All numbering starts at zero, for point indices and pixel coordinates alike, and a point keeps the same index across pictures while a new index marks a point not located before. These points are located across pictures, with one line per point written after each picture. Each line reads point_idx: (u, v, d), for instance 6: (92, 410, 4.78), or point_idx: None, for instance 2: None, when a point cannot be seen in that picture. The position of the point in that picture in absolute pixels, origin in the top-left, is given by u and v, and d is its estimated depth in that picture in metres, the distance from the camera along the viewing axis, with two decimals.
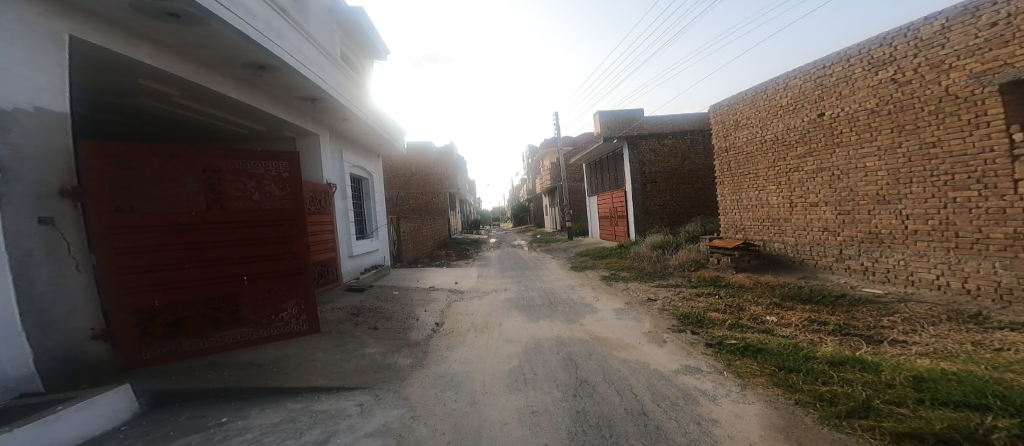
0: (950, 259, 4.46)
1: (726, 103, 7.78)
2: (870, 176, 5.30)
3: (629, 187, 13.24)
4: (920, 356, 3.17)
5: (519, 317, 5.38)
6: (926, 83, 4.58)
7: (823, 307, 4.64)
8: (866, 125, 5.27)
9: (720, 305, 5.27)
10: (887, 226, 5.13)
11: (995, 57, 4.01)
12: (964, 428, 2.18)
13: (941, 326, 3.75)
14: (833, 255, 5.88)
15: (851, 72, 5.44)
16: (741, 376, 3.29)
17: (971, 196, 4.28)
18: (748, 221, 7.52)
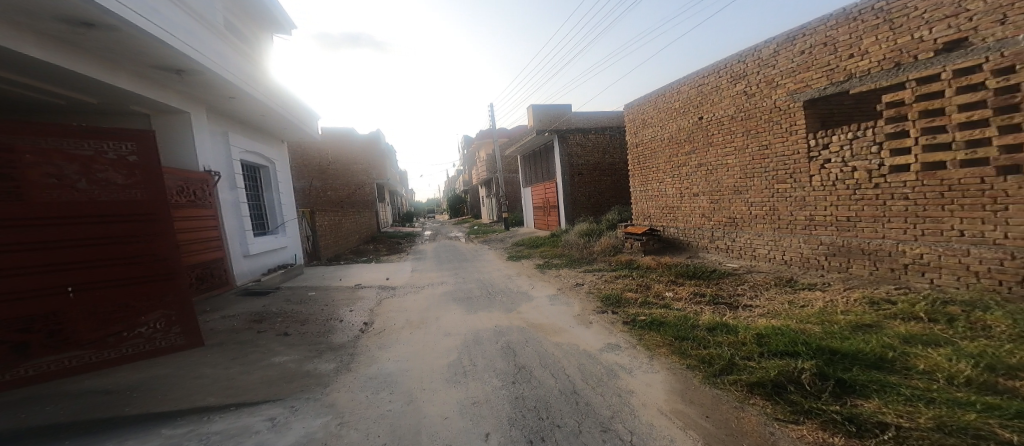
0: (776, 237, 5.51)
1: (635, 103, 8.41)
2: (729, 171, 6.24)
3: (560, 179, 13.81)
4: (761, 317, 3.82)
5: (457, 310, 5.42)
6: (764, 96, 5.53)
7: (702, 281, 5.38)
8: (728, 129, 6.15)
9: (633, 285, 5.83)
10: (740, 212, 6.10)
11: (801, 79, 5.03)
12: (787, 372, 2.72)
13: (772, 289, 4.58)
14: (707, 237, 6.77)
15: (719, 82, 6.25)
16: (650, 348, 3.70)
17: (786, 186, 5.33)
18: (652, 209, 8.31)
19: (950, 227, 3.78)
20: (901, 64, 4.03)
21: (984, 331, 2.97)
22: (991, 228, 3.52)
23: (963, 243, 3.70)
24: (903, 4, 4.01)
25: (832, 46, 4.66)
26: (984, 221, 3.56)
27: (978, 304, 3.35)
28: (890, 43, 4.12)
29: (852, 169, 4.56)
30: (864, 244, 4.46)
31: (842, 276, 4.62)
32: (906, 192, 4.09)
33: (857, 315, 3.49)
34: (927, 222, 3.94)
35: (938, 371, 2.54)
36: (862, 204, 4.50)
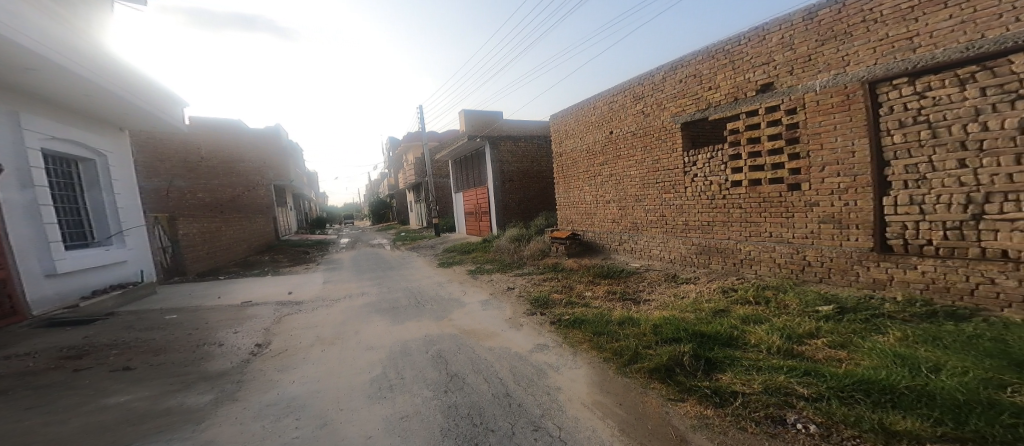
0: (664, 238, 6.44)
1: (559, 114, 8.89)
2: (631, 181, 7.00)
3: (490, 185, 14.03)
4: (657, 309, 4.60)
5: (380, 321, 5.25)
6: (655, 116, 6.33)
7: (615, 280, 5.98)
8: (631, 144, 6.88)
9: (558, 286, 6.19)
10: (638, 218, 6.94)
11: (679, 104, 5.92)
12: (673, 356, 3.29)
13: (662, 284, 5.49)
14: (617, 239, 7.47)
15: (625, 102, 6.91)
16: (574, 345, 3.98)
17: (670, 195, 6.26)
18: (573, 215, 8.84)
19: (765, 230, 5.04)
20: (738, 98, 5.16)
21: (783, 307, 4.07)
22: (785, 230, 4.82)
23: (771, 241, 4.97)
24: (740, 50, 5.07)
25: (698, 79, 5.60)
26: (782, 224, 4.85)
27: (779, 287, 4.55)
28: (732, 80, 5.19)
29: (710, 182, 5.65)
30: (717, 243, 5.59)
31: (705, 271, 5.67)
32: (741, 202, 5.27)
33: (713, 301, 4.52)
34: (752, 225, 5.18)
35: (763, 343, 3.37)
36: (714, 212, 5.63)
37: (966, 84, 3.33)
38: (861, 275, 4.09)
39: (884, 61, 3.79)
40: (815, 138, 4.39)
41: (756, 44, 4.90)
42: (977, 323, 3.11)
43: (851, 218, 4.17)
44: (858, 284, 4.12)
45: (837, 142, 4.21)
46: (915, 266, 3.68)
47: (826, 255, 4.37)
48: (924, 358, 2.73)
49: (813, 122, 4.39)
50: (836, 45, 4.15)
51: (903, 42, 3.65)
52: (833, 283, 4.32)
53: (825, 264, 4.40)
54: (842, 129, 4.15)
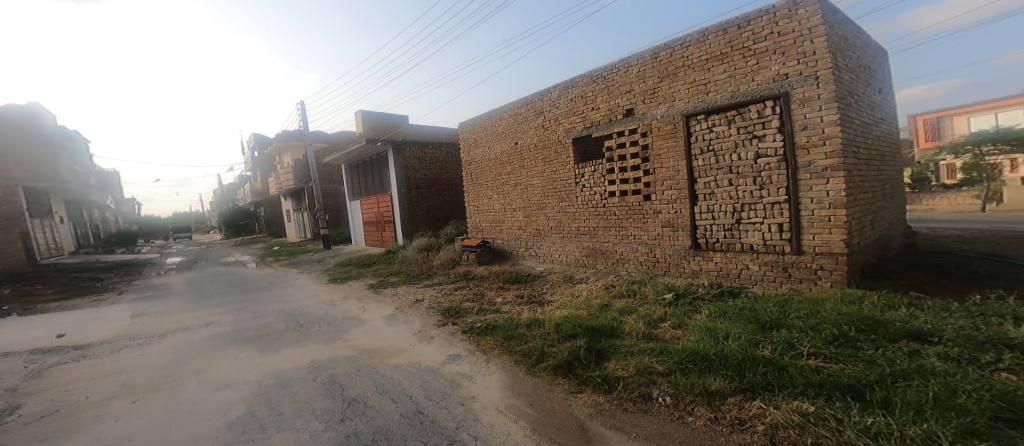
0: (560, 243, 6.95)
1: (468, 122, 8.95)
2: (534, 190, 7.38)
3: (394, 192, 13.48)
4: (560, 308, 4.95)
5: (257, 351, 4.62)
6: (552, 131, 6.81)
7: (524, 284, 6.24)
8: (533, 155, 7.28)
9: (470, 294, 6.20)
10: (541, 225, 7.35)
11: (570, 121, 6.46)
12: (575, 351, 3.76)
13: (565, 285, 5.92)
14: (524, 246, 7.80)
15: (527, 115, 7.29)
16: (487, 352, 4.07)
17: (565, 204, 6.77)
18: (483, 223, 8.98)
19: (630, 233, 5.82)
20: (611, 120, 5.85)
21: (643, 297, 4.93)
22: (642, 232, 5.65)
23: (632, 243, 5.79)
24: (612, 77, 5.75)
25: (584, 99, 6.21)
26: (641, 228, 5.67)
27: (642, 280, 5.37)
28: (609, 102, 5.83)
29: (594, 192, 6.28)
30: (600, 247, 6.24)
31: (592, 271, 6.29)
32: (614, 210, 5.96)
33: (597, 297, 5.13)
34: (620, 229, 5.93)
35: (637, 331, 4.12)
36: (596, 219, 6.28)
37: (732, 124, 4.60)
38: (686, 267, 5.17)
39: (692, 101, 4.89)
40: (656, 159, 5.33)
41: (622, 73, 5.61)
42: (742, 298, 4.36)
43: (679, 223, 5.20)
44: (688, 274, 5.18)
45: (669, 163, 5.20)
46: (712, 259, 4.90)
47: (667, 252, 5.35)
48: (723, 329, 3.77)
49: (656, 145, 5.31)
50: (668, 83, 5.10)
51: (701, 88, 4.78)
52: (671, 275, 5.32)
53: (667, 260, 5.38)
54: (672, 153, 5.13)
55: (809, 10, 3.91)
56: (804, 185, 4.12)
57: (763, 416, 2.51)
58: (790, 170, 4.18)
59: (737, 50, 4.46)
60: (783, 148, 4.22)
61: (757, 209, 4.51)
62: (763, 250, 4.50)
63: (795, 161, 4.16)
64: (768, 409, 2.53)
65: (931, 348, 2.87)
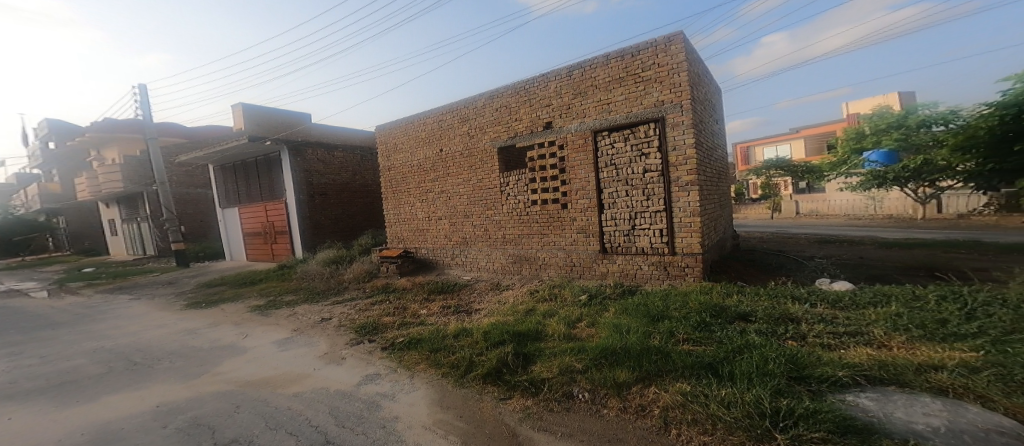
0: (487, 251, 6.98)
1: (387, 126, 8.57)
2: (460, 198, 7.32)
3: (292, 199, 12.22)
4: (488, 317, 4.94)
5: (101, 395, 3.72)
6: (477, 139, 6.85)
7: (450, 294, 6.12)
8: (459, 162, 7.23)
9: (390, 309, 5.88)
10: (467, 233, 7.31)
11: (496, 130, 6.56)
12: (501, 357, 3.82)
13: (493, 293, 5.94)
14: (450, 255, 7.68)
15: (452, 122, 7.25)
16: (410, 368, 3.90)
17: (491, 212, 6.82)
18: (404, 232, 8.63)
19: (550, 240, 6.08)
20: (533, 131, 6.07)
21: (561, 299, 5.19)
22: (561, 239, 5.93)
23: (553, 249, 6.05)
24: (533, 91, 5.98)
25: (507, 109, 6.37)
26: (560, 235, 5.94)
27: (561, 283, 5.64)
28: (532, 114, 6.05)
29: (518, 201, 6.43)
30: (525, 254, 6.39)
31: (518, 278, 6.42)
32: (536, 217, 6.17)
33: (521, 302, 5.26)
34: (541, 236, 6.16)
35: (556, 332, 4.32)
36: (521, 226, 6.42)
37: (627, 141, 5.13)
38: (596, 270, 5.55)
39: (597, 118, 5.31)
40: (571, 170, 5.68)
41: (542, 87, 5.88)
42: (637, 294, 4.86)
43: (590, 229, 5.58)
44: (598, 276, 5.57)
45: (582, 174, 5.57)
46: (615, 261, 5.35)
47: (581, 256, 5.70)
48: (625, 324, 4.29)
49: (570, 158, 5.66)
50: (579, 100, 5.48)
51: (604, 107, 5.23)
52: (585, 277, 5.67)
53: (581, 264, 5.72)
54: (584, 165, 5.51)
55: (679, 47, 4.54)
56: (674, 196, 4.82)
57: (656, 401, 3.00)
58: (665, 183, 4.86)
59: (631, 74, 4.96)
60: (661, 164, 4.87)
61: (645, 216, 5.07)
62: (650, 252, 5.08)
63: (669, 175, 4.83)
64: (660, 393, 3.04)
65: (753, 326, 4.00)
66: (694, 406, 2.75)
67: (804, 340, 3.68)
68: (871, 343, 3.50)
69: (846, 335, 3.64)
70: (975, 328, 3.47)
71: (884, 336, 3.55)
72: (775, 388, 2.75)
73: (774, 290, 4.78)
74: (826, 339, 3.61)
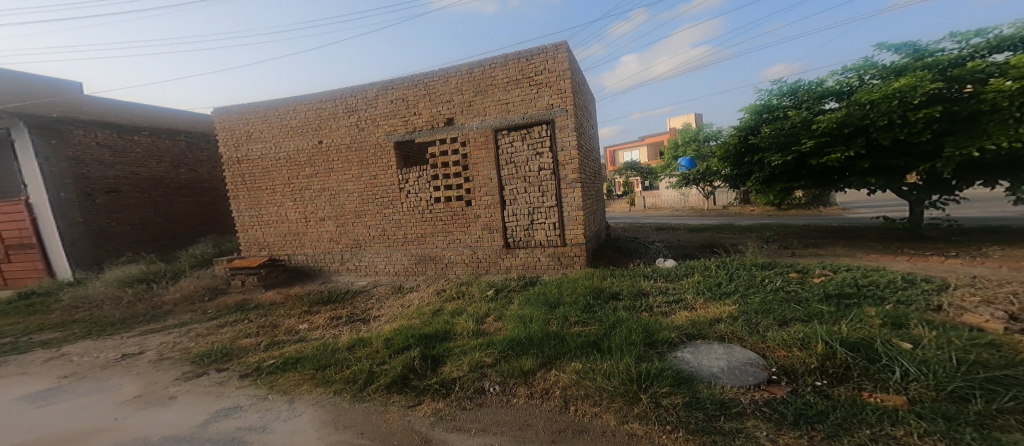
0: (386, 254, 6.58)
1: (233, 109, 7.12)
2: (349, 196, 6.65)
3: (50, 197, 8.66)
4: (388, 322, 4.66)
5: None
6: (370, 132, 6.33)
7: (340, 305, 5.51)
8: (345, 156, 6.55)
9: (252, 328, 4.96)
10: (361, 235, 6.69)
11: (392, 124, 6.20)
12: (406, 363, 3.68)
13: (394, 299, 5.60)
14: (337, 260, 6.91)
15: (335, 111, 6.50)
16: (287, 392, 3.42)
17: (389, 211, 6.44)
18: (271, 237, 7.33)
19: (456, 238, 6.17)
20: (434, 127, 6.04)
21: (469, 296, 5.38)
22: (468, 236, 6.10)
23: (460, 246, 6.16)
24: (432, 85, 5.97)
25: (405, 104, 6.10)
26: (467, 232, 6.09)
27: (468, 281, 5.84)
28: (434, 109, 5.99)
29: (420, 199, 6.27)
30: (431, 254, 6.30)
31: (422, 279, 6.29)
32: (440, 215, 6.17)
33: (428, 305, 5.14)
34: (448, 234, 6.19)
35: (464, 330, 4.38)
36: (426, 225, 6.29)
37: (524, 140, 5.68)
38: (501, 264, 5.95)
39: (497, 117, 5.70)
40: (473, 167, 5.94)
41: (442, 82, 5.91)
42: (539, 285, 5.40)
43: (494, 225, 5.94)
44: (503, 271, 5.99)
45: (484, 171, 5.88)
46: (517, 256, 5.83)
47: (487, 252, 6.00)
48: (528, 315, 4.62)
49: (473, 155, 5.91)
50: (479, 98, 5.75)
51: (503, 106, 5.65)
52: (491, 273, 6.00)
53: (486, 260, 6.01)
54: (485, 162, 5.85)
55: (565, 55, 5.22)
56: (564, 191, 5.58)
57: (557, 382, 3.38)
58: (556, 179, 5.57)
59: (526, 77, 5.49)
60: (551, 164, 5.56)
61: (541, 211, 5.71)
62: (545, 244, 5.75)
63: (558, 172, 5.55)
64: (559, 374, 3.44)
65: (621, 304, 4.78)
66: (587, 383, 3.23)
67: (651, 310, 4.65)
68: (687, 306, 4.67)
69: (672, 302, 4.78)
70: (740, 287, 4.95)
71: (694, 300, 4.74)
72: (636, 356, 3.53)
73: (631, 271, 5.75)
74: (660, 307, 4.68)
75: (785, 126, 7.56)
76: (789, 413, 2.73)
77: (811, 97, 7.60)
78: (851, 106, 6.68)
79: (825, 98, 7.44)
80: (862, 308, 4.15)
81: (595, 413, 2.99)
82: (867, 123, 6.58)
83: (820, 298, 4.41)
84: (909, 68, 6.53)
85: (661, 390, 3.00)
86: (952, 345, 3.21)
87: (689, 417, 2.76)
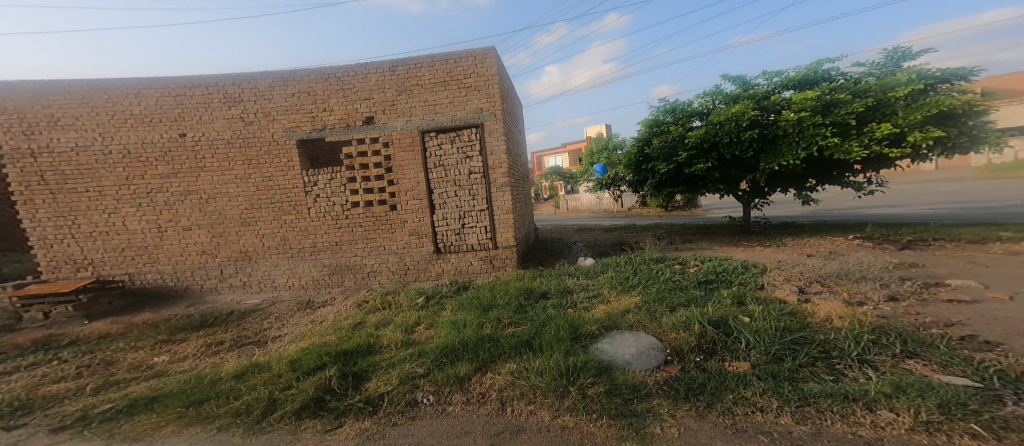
0: (291, 265, 6.12)
1: (29, 87, 5.64)
2: (231, 201, 5.99)
3: None
4: (291, 343, 4.27)
5: None
6: (262, 127, 5.82)
7: (217, 328, 4.84)
8: (223, 154, 5.88)
9: (70, 371, 3.89)
10: (252, 244, 6.09)
11: (294, 118, 5.85)
12: (321, 384, 3.35)
13: (295, 316, 5.16)
14: (213, 277, 6.14)
15: (208, 99, 5.77)
16: (140, 438, 2.83)
17: (291, 217, 6.03)
18: (95, 253, 6.06)
19: (380, 244, 6.16)
20: (349, 125, 5.95)
21: (399, 306, 5.27)
22: (393, 242, 6.15)
23: (384, 253, 6.17)
24: (349, 80, 5.86)
25: (313, 97, 5.85)
26: (391, 238, 6.16)
27: (396, 290, 5.82)
28: (347, 106, 5.91)
29: (333, 203, 6.05)
30: (347, 261, 6.14)
31: (340, 290, 6.08)
32: (359, 222, 6.07)
33: (352, 317, 4.86)
34: (370, 241, 6.15)
35: (393, 341, 4.17)
36: (342, 230, 6.11)
37: (453, 143, 6.05)
38: (432, 270, 6.20)
39: (425, 119, 5.96)
40: (400, 170, 6.06)
41: (361, 78, 5.88)
42: (472, 289, 5.70)
43: (423, 230, 6.15)
44: (434, 276, 6.23)
45: (411, 174, 6.06)
46: (449, 260, 6.16)
47: (415, 258, 6.17)
48: (460, 319, 4.58)
49: (399, 156, 6.02)
50: (405, 98, 5.93)
51: (432, 107, 5.94)
52: (421, 279, 6.18)
53: (415, 266, 6.18)
54: (412, 164, 6.02)
55: (491, 60, 5.81)
56: (494, 195, 6.08)
57: (493, 384, 3.40)
58: (486, 183, 6.07)
59: (454, 79, 5.89)
60: (483, 168, 6.05)
61: (473, 215, 6.15)
62: (478, 247, 6.21)
63: (489, 176, 6.06)
64: (494, 377, 3.47)
65: (550, 302, 5.02)
66: (521, 382, 3.32)
67: (576, 306, 4.94)
68: (604, 300, 5.04)
69: (592, 297, 5.13)
70: (644, 279, 5.50)
71: (610, 293, 5.16)
72: (564, 350, 3.73)
73: (558, 270, 6.13)
74: (583, 302, 5.00)
75: (668, 139, 8.47)
76: (681, 389, 3.16)
77: (681, 115, 8.70)
78: (709, 125, 7.83)
79: (692, 117, 8.60)
80: (725, 290, 5.03)
81: (530, 411, 3.05)
82: (716, 140, 7.80)
83: (695, 284, 5.23)
84: (740, 97, 7.97)
85: (587, 381, 3.22)
86: (793, 321, 3.93)
87: (611, 404, 3.01)
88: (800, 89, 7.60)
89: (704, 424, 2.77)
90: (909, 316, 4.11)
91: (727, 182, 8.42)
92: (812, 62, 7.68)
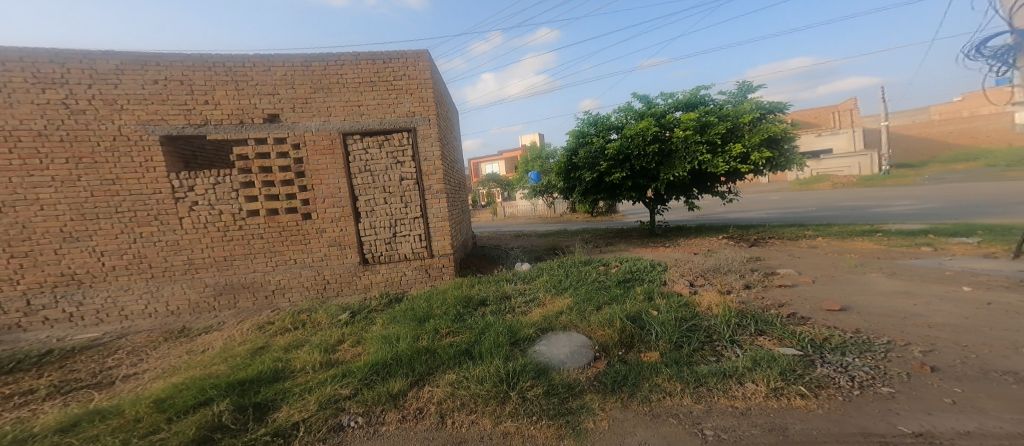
0: (150, 287, 5.24)
1: None
2: (47, 209, 4.90)
3: None
4: (153, 381, 3.63)
5: None
6: (101, 118, 4.92)
7: (22, 374, 3.88)
8: (32, 149, 4.79)
9: None
10: (82, 266, 5.07)
11: (154, 111, 5.06)
12: (207, 422, 2.84)
13: (161, 348, 4.47)
14: (20, 310, 4.91)
15: (6, 77, 4.67)
16: None
17: (153, 232, 5.20)
18: None
19: (289, 258, 5.62)
20: (243, 122, 5.33)
21: (317, 325, 4.83)
22: (306, 255, 5.66)
23: (296, 267, 5.64)
24: (244, 72, 5.29)
25: (187, 87, 5.14)
26: (303, 251, 5.64)
27: (313, 308, 5.36)
28: (235, 102, 5.30)
29: (218, 212, 5.36)
30: (242, 280, 5.47)
31: (234, 312, 5.41)
32: (255, 232, 5.47)
33: (252, 341, 4.38)
34: (277, 255, 5.56)
35: (308, 364, 3.78)
36: (232, 244, 5.43)
37: (382, 147, 5.81)
38: (358, 283, 5.81)
39: (348, 120, 5.64)
40: (316, 174, 5.59)
41: (260, 71, 5.34)
42: (405, 300, 5.46)
43: (346, 241, 5.75)
44: (360, 290, 5.85)
45: (330, 179, 5.63)
46: (378, 271, 5.86)
47: (338, 272, 5.74)
48: (394, 333, 4.33)
49: (313, 160, 5.56)
50: (322, 97, 5.55)
51: (355, 108, 5.65)
52: (346, 293, 5.78)
53: (338, 280, 5.75)
54: (330, 169, 5.61)
55: (425, 64, 5.85)
56: (428, 202, 6.01)
57: (431, 398, 3.25)
58: (421, 190, 5.95)
59: (383, 81, 5.74)
60: (416, 174, 5.94)
61: (405, 223, 5.95)
62: (413, 257, 6.01)
63: (422, 183, 5.97)
64: (433, 389, 3.33)
65: (489, 309, 5.01)
66: (461, 391, 3.22)
67: (514, 311, 4.99)
68: (540, 303, 5.19)
69: (528, 301, 5.24)
70: (575, 281, 5.79)
71: (545, 296, 5.33)
72: (504, 356, 3.73)
73: (498, 275, 6.23)
74: (521, 307, 5.08)
75: (592, 149, 9.11)
76: (607, 382, 3.35)
77: (600, 128, 9.37)
78: (623, 138, 8.56)
79: (610, 130, 9.32)
80: (640, 286, 5.54)
81: (472, 420, 2.98)
82: (628, 152, 8.56)
83: (617, 283, 5.66)
84: (645, 114, 8.87)
85: (527, 384, 3.24)
86: (690, 312, 4.49)
87: (549, 404, 3.07)
88: (687, 110, 8.72)
89: (630, 414, 2.98)
90: (756, 300, 5.01)
91: (639, 190, 9.25)
92: (695, 88, 8.87)
